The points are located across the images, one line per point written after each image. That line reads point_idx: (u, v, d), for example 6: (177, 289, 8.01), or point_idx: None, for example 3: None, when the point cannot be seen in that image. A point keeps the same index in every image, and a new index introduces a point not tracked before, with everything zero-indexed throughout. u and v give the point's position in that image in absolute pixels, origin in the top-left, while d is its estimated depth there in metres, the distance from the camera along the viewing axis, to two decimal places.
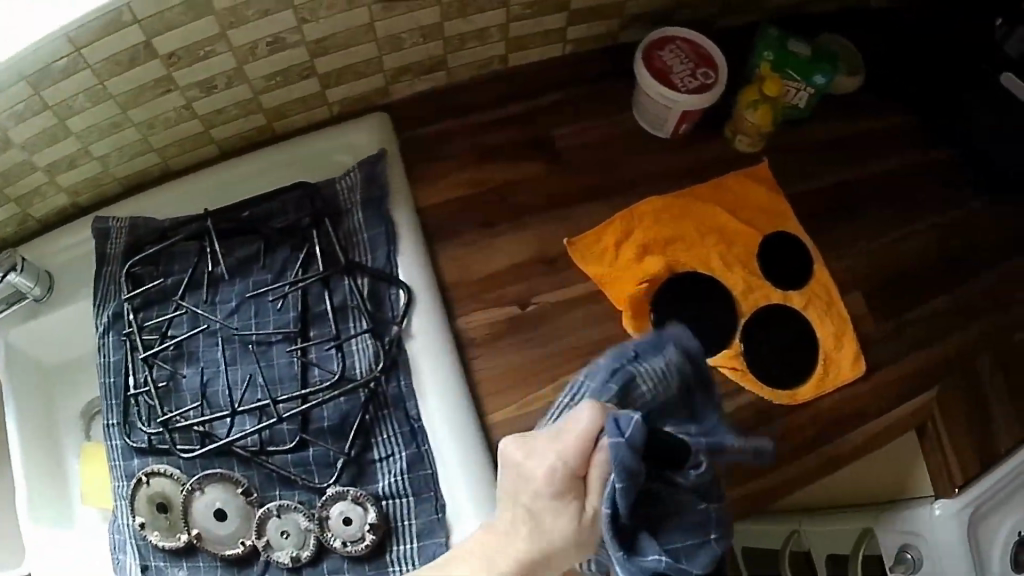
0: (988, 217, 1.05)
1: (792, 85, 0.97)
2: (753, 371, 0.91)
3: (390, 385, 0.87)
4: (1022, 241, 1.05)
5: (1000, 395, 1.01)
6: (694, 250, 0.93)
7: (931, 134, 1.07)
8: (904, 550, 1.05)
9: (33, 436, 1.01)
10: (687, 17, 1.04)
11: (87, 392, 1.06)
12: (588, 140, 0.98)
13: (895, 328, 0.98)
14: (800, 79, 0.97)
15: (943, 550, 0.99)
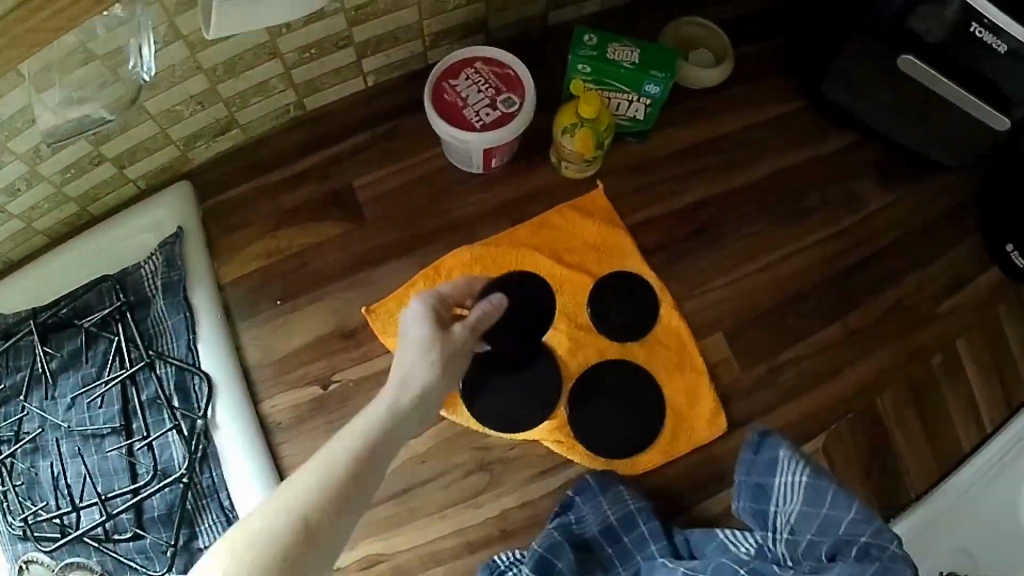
0: (879, 214, 0.92)
1: (620, 97, 0.84)
2: (581, 440, 0.82)
3: (203, 475, 0.85)
4: (920, 235, 0.93)
5: (903, 431, 0.88)
6: (511, 307, 0.83)
7: (807, 122, 0.94)
8: None
9: None
10: (503, 25, 0.91)
11: None
12: (393, 187, 0.87)
13: (761, 367, 0.86)
14: (628, 90, 0.83)
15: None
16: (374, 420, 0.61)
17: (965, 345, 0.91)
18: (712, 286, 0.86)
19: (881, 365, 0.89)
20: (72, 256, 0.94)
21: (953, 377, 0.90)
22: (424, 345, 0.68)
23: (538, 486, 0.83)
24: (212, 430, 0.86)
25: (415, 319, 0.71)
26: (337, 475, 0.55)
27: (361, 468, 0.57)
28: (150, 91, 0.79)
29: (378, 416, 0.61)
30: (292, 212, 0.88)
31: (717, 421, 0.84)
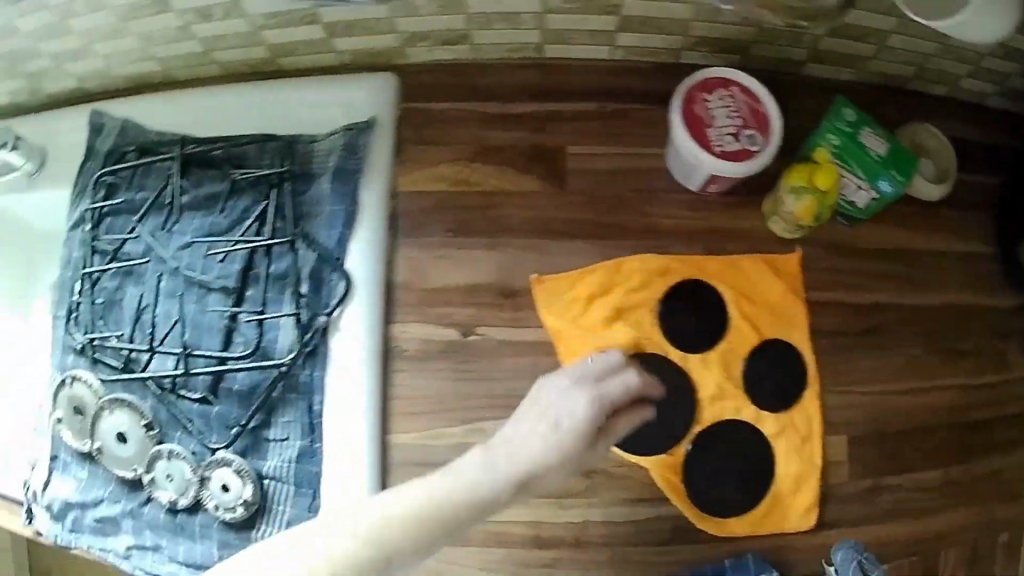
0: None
1: (852, 180, 0.81)
2: (685, 484, 0.82)
3: (303, 371, 0.82)
4: None
5: None
6: (671, 331, 0.82)
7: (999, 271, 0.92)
8: None
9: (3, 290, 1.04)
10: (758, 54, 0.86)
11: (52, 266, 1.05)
12: (603, 168, 0.84)
13: (866, 482, 0.87)
14: (864, 177, 0.80)
15: None
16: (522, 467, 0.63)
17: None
18: (850, 385, 0.87)
19: (966, 520, 0.90)
20: (239, 103, 0.92)
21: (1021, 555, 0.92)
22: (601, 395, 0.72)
23: (626, 510, 0.82)
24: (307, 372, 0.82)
25: (602, 370, 0.75)
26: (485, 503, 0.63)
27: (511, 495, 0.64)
28: None
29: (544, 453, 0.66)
30: (495, 149, 0.84)
31: (811, 516, 0.84)
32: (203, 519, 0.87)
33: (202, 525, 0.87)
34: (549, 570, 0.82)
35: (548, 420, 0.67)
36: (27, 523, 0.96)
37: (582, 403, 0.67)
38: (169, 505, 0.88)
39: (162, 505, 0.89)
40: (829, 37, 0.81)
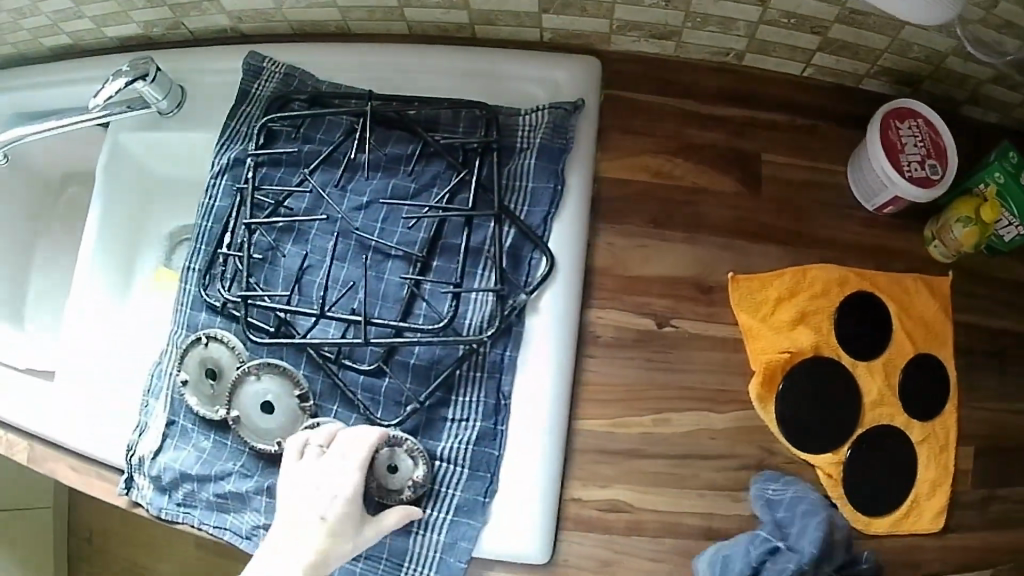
0: None
1: (1005, 216, 0.85)
2: (846, 484, 0.85)
3: (493, 350, 0.80)
4: None
5: None
6: (845, 337, 0.86)
7: None
8: None
9: (117, 234, 0.99)
10: (935, 92, 0.89)
11: (180, 214, 1.03)
12: (792, 177, 0.88)
13: (987, 496, 0.90)
14: (1017, 215, 0.84)
15: None
16: (354, 495, 0.71)
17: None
18: (994, 405, 0.91)
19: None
20: (423, 63, 0.87)
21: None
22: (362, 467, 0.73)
23: None
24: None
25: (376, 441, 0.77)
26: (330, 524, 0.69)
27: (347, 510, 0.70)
28: None
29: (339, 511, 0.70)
30: (698, 147, 0.87)
31: (940, 518, 0.88)
32: None
33: None
34: None
35: (334, 471, 0.72)
36: (123, 492, 0.87)
37: (361, 445, 0.74)
38: None
39: None
40: (989, 84, 0.85)
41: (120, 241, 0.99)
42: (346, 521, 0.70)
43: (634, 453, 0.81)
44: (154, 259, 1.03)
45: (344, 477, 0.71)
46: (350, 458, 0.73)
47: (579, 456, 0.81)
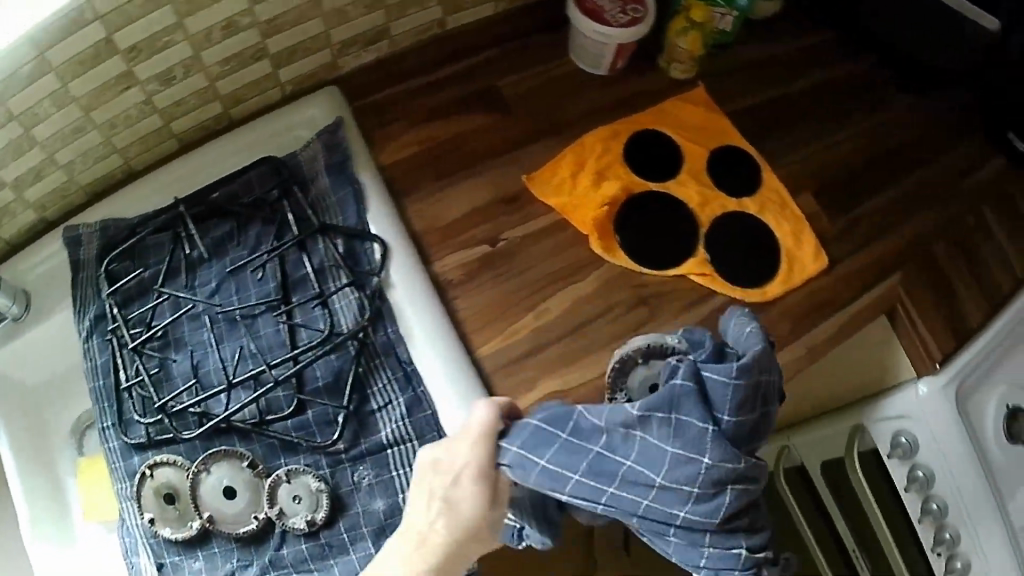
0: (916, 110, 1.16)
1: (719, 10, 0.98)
2: (721, 274, 0.94)
3: (378, 334, 0.89)
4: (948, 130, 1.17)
5: (956, 271, 1.11)
6: (647, 170, 0.96)
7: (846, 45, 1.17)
8: (899, 436, 1.13)
9: (28, 455, 1.00)
10: None
11: (76, 407, 1.04)
12: (535, 84, 0.98)
13: (847, 223, 1.03)
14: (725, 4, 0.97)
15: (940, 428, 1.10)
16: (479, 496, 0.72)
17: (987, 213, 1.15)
18: (800, 154, 1.05)
19: (930, 220, 1.11)
20: (204, 158, 0.97)
21: (978, 233, 1.14)
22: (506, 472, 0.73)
23: (689, 317, 0.92)
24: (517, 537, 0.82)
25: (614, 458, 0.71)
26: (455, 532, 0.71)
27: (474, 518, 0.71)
28: None
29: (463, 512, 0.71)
30: (437, 109, 0.97)
31: (820, 256, 0.99)
32: (347, 523, 0.87)
33: (349, 528, 0.87)
34: None
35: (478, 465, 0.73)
36: None
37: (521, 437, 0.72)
38: (307, 528, 0.87)
39: (298, 533, 0.87)
40: None
41: (34, 458, 1.01)
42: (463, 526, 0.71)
43: (536, 350, 0.89)
44: (73, 459, 1.03)
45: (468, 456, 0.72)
46: (467, 436, 0.73)
47: (494, 380, 0.88)
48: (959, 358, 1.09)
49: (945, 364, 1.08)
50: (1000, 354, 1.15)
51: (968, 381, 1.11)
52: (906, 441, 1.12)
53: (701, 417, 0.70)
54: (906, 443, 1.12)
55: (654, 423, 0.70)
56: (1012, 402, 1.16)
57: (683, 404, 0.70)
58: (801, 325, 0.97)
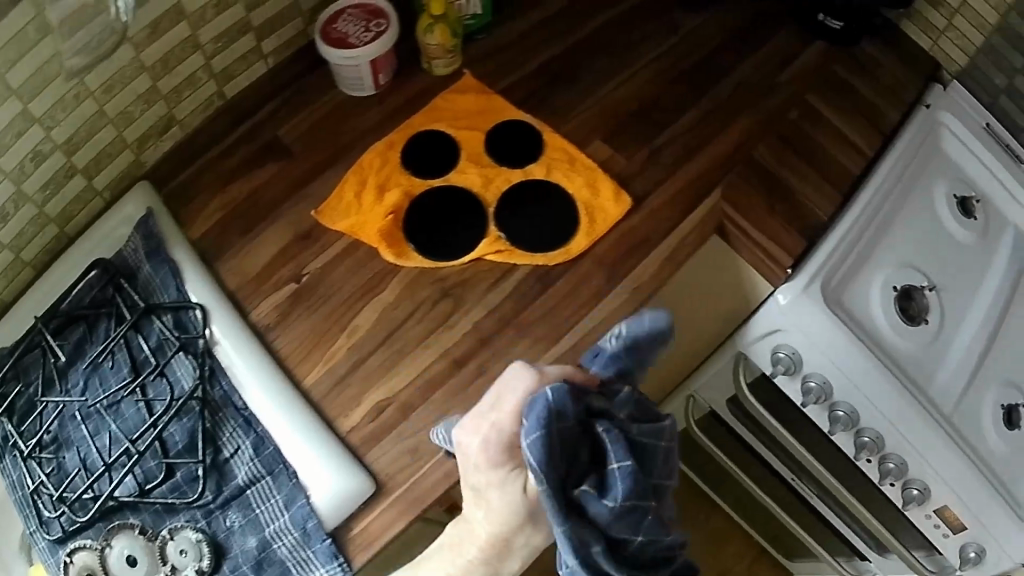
0: (710, 24, 1.15)
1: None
2: (517, 246, 0.96)
3: (215, 389, 0.97)
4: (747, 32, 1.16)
5: (791, 168, 1.07)
6: (427, 169, 0.99)
7: None
8: (778, 351, 1.07)
9: None
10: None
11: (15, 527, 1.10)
12: (310, 123, 1.04)
13: (649, 155, 1.02)
14: None
15: (817, 335, 1.03)
16: (496, 477, 0.77)
17: (812, 100, 1.13)
18: (590, 102, 1.05)
19: (750, 123, 1.08)
20: (56, 276, 1.06)
21: (807, 123, 1.11)
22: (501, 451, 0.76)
23: (494, 295, 0.94)
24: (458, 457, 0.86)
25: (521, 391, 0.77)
26: (496, 519, 0.78)
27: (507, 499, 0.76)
28: (108, 93, 0.99)
29: (493, 495, 0.77)
30: (235, 170, 1.05)
31: (621, 196, 0.98)
32: (231, 564, 0.94)
33: (233, 568, 0.94)
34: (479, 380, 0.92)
35: (482, 446, 0.77)
36: None
37: (511, 389, 0.77)
38: None
39: None
40: None
41: None
42: (503, 508, 0.77)
43: (358, 366, 0.95)
44: (25, 569, 1.10)
45: (474, 437, 0.77)
46: (500, 410, 0.77)
47: (326, 403, 0.95)
48: (818, 255, 1.04)
49: (800, 267, 1.04)
50: (874, 236, 1.11)
51: (839, 276, 1.06)
52: (790, 355, 1.06)
53: (647, 477, 0.72)
54: (790, 356, 1.06)
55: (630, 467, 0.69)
56: (897, 286, 1.11)
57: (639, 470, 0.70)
58: (623, 270, 0.96)
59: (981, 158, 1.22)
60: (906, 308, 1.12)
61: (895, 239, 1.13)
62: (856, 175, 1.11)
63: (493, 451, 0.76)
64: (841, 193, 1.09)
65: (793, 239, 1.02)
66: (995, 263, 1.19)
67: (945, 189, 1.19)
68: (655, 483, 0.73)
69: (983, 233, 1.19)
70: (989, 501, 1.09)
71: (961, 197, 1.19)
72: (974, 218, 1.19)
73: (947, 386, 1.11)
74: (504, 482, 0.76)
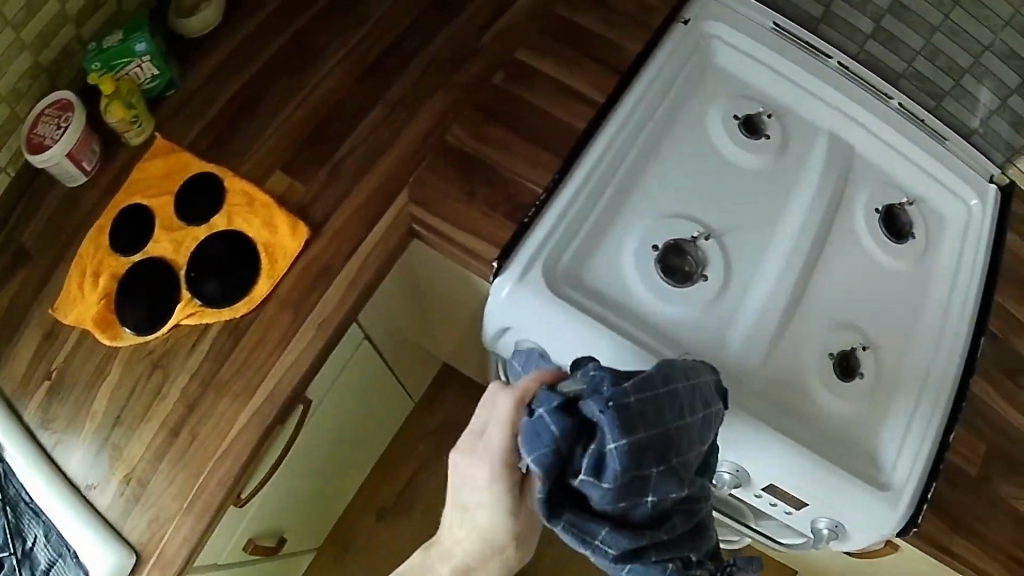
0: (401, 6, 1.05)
1: (129, 69, 1.03)
2: (207, 304, 0.95)
3: (9, 487, 1.06)
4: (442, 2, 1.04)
5: (494, 142, 0.95)
6: (128, 246, 1.01)
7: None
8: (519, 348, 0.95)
9: None
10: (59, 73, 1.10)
11: None
12: (42, 224, 1.08)
13: (330, 171, 0.96)
14: (128, 59, 1.03)
15: (545, 324, 0.90)
16: (494, 485, 0.64)
17: (525, 56, 1.00)
18: (272, 130, 1.00)
19: (447, 103, 0.98)
20: None
21: (518, 84, 0.98)
22: (495, 468, 0.64)
23: (197, 356, 0.96)
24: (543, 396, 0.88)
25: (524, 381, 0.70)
26: (480, 543, 0.67)
27: (495, 516, 0.65)
28: None
29: (481, 512, 0.66)
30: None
31: (299, 226, 0.94)
32: None
33: None
34: (190, 440, 0.95)
35: (485, 440, 0.66)
36: None
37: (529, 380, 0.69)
38: None
39: None
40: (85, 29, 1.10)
41: None
42: (489, 529, 0.66)
43: (103, 447, 1.00)
44: None
45: (476, 466, 0.65)
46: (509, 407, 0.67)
47: (87, 485, 1.00)
48: (533, 234, 0.91)
49: (509, 256, 0.91)
50: (617, 192, 0.95)
51: (571, 251, 0.91)
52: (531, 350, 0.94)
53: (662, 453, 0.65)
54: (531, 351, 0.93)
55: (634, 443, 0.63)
56: (657, 245, 0.93)
57: (637, 446, 0.63)
58: (315, 305, 0.93)
59: (770, 64, 1.05)
60: (668, 269, 0.93)
61: (654, 186, 0.96)
62: (583, 129, 0.96)
63: (495, 455, 0.65)
64: (565, 155, 0.95)
65: (505, 226, 0.92)
66: (802, 184, 0.99)
67: (721, 112, 1.00)
68: (663, 443, 0.65)
69: (781, 152, 1.00)
70: (822, 470, 0.91)
71: (745, 115, 1.00)
72: (765, 137, 0.99)
73: (746, 346, 0.92)
74: (498, 501, 0.65)
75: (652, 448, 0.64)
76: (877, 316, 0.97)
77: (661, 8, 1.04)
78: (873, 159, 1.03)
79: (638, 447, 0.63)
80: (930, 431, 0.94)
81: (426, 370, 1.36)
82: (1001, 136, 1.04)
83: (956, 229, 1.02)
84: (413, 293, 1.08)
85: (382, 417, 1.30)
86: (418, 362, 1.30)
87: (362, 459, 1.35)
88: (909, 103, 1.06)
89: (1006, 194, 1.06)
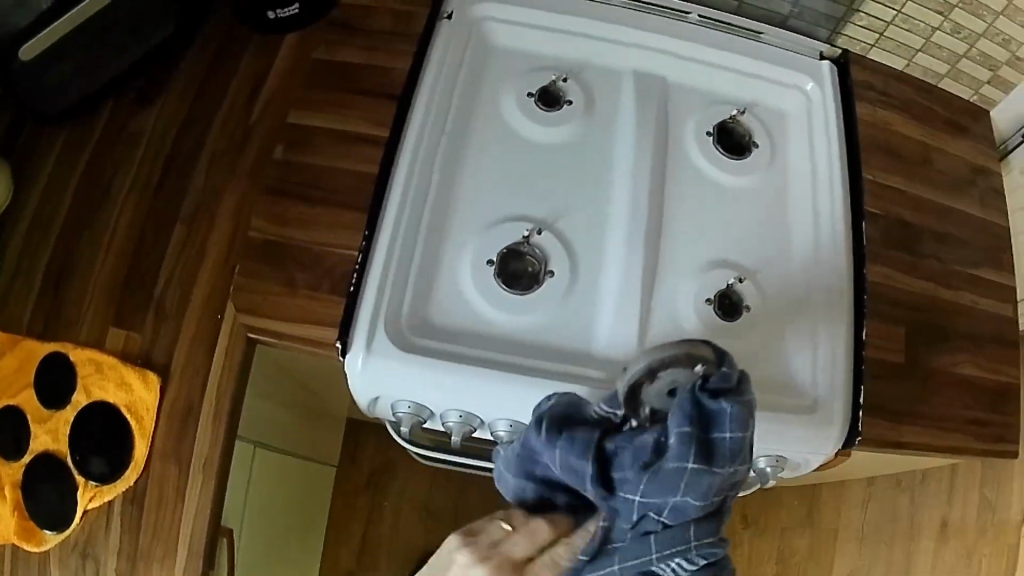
0: (168, 109, 1.00)
1: None
2: (106, 480, 0.92)
3: None
4: (204, 91, 0.99)
5: (293, 220, 0.91)
6: (8, 449, 0.94)
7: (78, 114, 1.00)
8: (399, 407, 0.89)
9: None
10: None
11: None
12: None
13: (156, 311, 0.94)
14: None
15: (407, 383, 0.86)
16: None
17: (297, 116, 0.94)
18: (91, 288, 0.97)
19: (238, 200, 0.94)
20: None
21: (299, 150, 0.93)
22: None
23: (111, 534, 0.93)
24: (468, 431, 0.90)
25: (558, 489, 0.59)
26: None
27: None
28: None
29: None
30: None
31: (150, 377, 0.92)
32: None
33: None
34: None
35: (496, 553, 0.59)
36: None
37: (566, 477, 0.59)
38: None
39: None
40: None
41: None
42: None
43: None
44: None
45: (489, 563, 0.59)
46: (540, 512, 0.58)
47: None
48: (365, 303, 0.86)
49: (350, 332, 0.86)
50: (433, 224, 0.90)
51: (407, 300, 0.87)
52: (409, 410, 0.89)
53: (702, 446, 0.52)
54: (409, 411, 0.89)
55: (665, 465, 0.52)
56: (492, 259, 0.88)
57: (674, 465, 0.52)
58: (214, 438, 0.92)
59: (555, 25, 0.99)
60: (511, 275, 0.88)
61: (472, 200, 0.91)
62: (378, 171, 0.91)
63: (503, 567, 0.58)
64: (368, 207, 0.90)
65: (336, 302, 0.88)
66: (620, 137, 0.94)
67: (514, 93, 0.95)
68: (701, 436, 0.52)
69: (587, 114, 0.95)
70: None
71: (539, 89, 0.95)
72: (566, 105, 0.95)
73: (615, 329, 0.87)
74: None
75: (689, 453, 0.52)
76: (745, 243, 0.93)
77: (419, 11, 0.98)
78: (689, 83, 1.00)
79: (672, 464, 0.52)
80: (840, 333, 0.90)
81: (335, 436, 1.35)
82: (817, 11, 1.02)
83: (799, 118, 1.01)
84: (281, 382, 1.04)
85: (311, 498, 1.28)
86: (324, 433, 1.29)
87: (313, 542, 1.32)
88: (708, 11, 1.01)
89: (842, 66, 1.03)
